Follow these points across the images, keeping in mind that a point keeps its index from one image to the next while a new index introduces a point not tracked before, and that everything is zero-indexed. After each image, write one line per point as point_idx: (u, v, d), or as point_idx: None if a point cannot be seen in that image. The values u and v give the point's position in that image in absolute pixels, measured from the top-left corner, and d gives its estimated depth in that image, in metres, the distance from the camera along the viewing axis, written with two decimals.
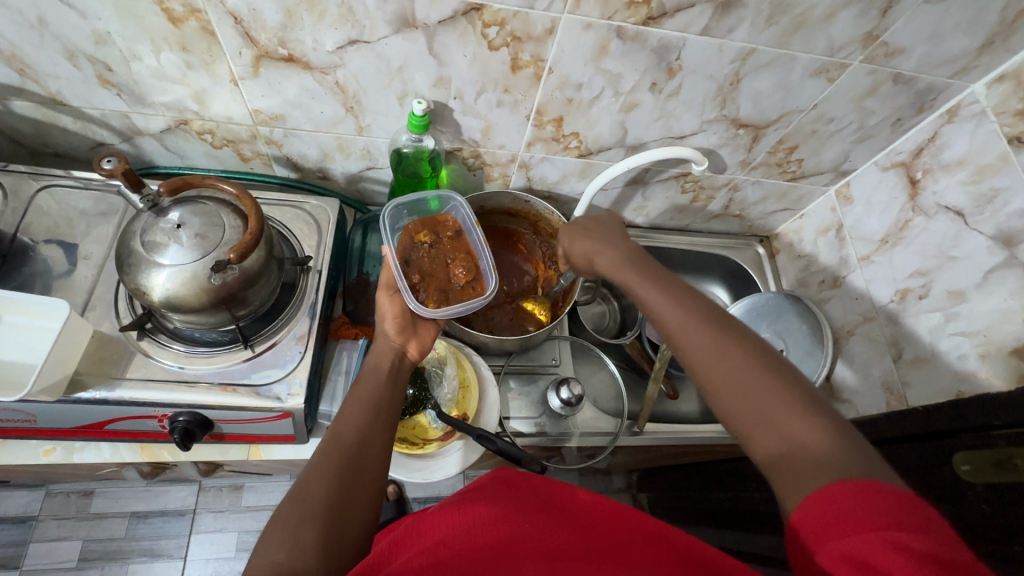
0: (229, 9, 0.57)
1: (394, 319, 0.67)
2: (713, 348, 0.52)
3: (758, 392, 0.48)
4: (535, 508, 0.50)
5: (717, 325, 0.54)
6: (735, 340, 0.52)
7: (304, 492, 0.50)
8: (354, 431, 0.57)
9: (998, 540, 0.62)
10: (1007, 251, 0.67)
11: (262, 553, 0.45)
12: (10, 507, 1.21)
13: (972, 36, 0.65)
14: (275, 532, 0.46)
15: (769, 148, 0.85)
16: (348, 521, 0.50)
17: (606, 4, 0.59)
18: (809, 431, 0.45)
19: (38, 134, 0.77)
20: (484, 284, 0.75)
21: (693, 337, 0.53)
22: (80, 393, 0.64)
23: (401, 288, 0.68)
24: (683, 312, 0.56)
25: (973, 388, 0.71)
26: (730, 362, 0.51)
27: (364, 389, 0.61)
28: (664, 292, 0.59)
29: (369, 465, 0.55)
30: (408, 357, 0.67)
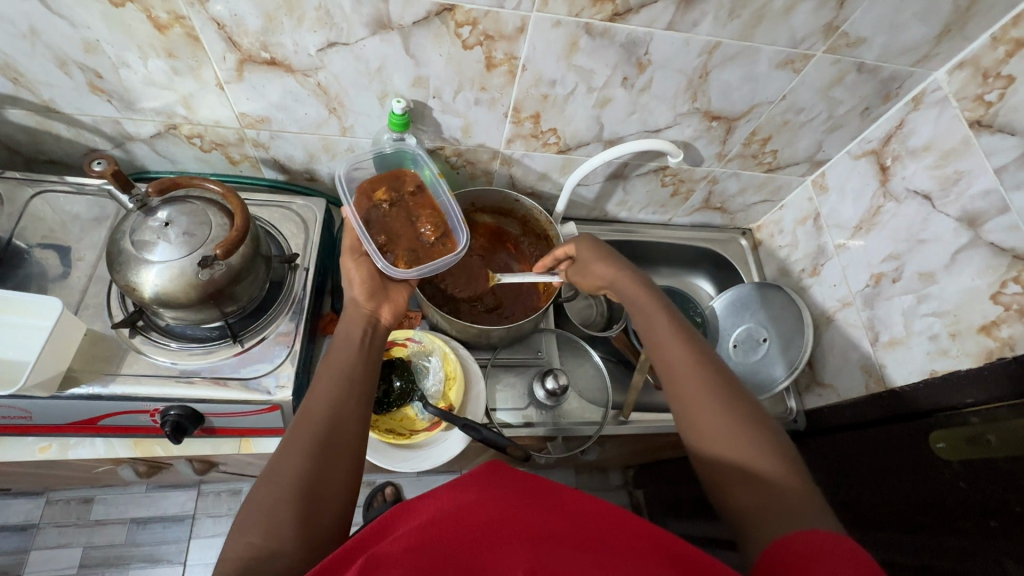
0: (212, 16, 0.60)
1: (361, 285, 0.70)
2: (708, 391, 0.58)
3: (742, 433, 0.54)
4: (521, 492, 0.44)
5: (716, 371, 0.61)
6: (729, 387, 0.59)
7: (275, 477, 0.51)
8: (325, 407, 0.57)
9: (976, 516, 0.63)
10: (972, 232, 0.69)
11: (238, 537, 0.47)
12: (10, 515, 1.22)
13: (929, 24, 0.67)
14: (249, 516, 0.48)
15: (744, 139, 0.87)
16: (323, 499, 0.52)
17: (573, 2, 0.61)
18: (782, 473, 0.51)
19: (32, 141, 0.79)
20: (453, 240, 0.79)
21: (693, 377, 0.60)
22: (73, 389, 0.66)
23: (367, 250, 0.70)
24: (688, 354, 0.63)
25: (945, 366, 0.72)
26: (722, 405, 0.57)
27: (339, 363, 0.62)
28: (675, 333, 0.66)
29: (345, 442, 0.56)
30: (381, 322, 0.70)
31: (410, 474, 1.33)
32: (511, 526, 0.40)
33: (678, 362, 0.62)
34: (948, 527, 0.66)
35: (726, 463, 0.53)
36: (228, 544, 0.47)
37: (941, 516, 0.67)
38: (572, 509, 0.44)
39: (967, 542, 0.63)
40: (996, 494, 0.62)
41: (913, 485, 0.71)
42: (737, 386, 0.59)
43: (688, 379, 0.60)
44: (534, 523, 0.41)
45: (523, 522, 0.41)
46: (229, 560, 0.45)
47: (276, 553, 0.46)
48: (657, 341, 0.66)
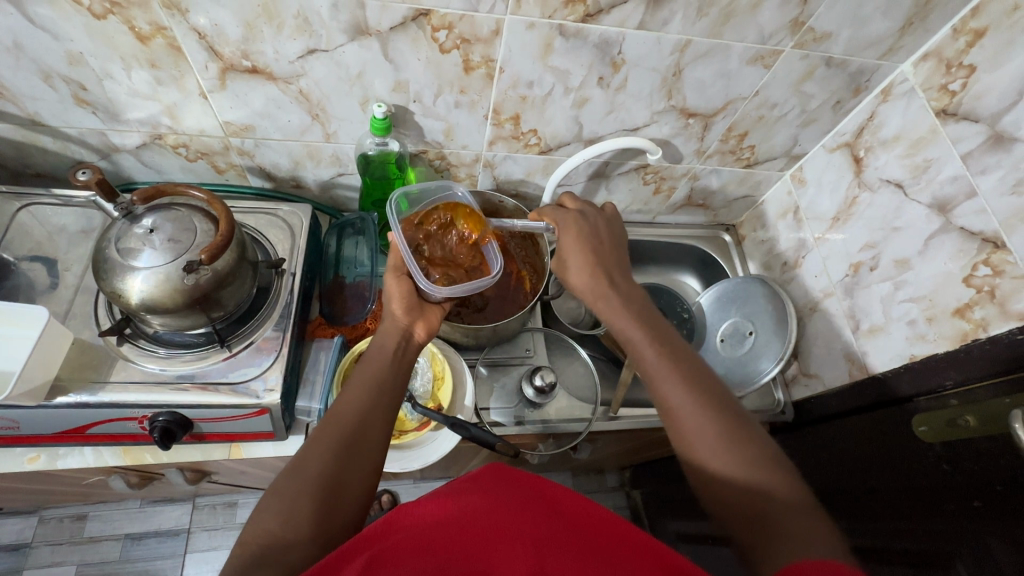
0: (193, 26, 0.62)
1: (401, 299, 0.68)
2: (708, 425, 0.58)
3: (743, 466, 0.55)
4: (522, 495, 0.46)
5: (713, 403, 0.60)
6: (728, 418, 0.58)
7: (301, 469, 0.53)
8: (355, 412, 0.58)
9: (959, 498, 0.64)
10: (943, 217, 0.71)
11: (259, 524, 0.49)
12: (3, 534, 1.22)
13: (892, 18, 0.69)
14: (270, 506, 0.50)
15: (721, 136, 0.89)
16: (342, 500, 0.52)
17: (545, 4, 0.63)
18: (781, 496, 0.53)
19: (19, 155, 0.80)
20: (489, 267, 0.76)
21: (693, 413, 0.59)
22: (61, 397, 0.67)
23: (411, 269, 0.68)
24: (683, 387, 0.61)
25: (924, 350, 0.73)
26: (722, 439, 0.57)
27: (371, 369, 0.63)
28: (669, 362, 0.63)
29: (370, 442, 0.57)
30: (414, 338, 0.68)
31: (405, 480, 1.32)
32: (515, 529, 0.42)
33: (676, 400, 0.60)
34: (934, 511, 0.67)
35: (734, 496, 0.54)
36: (247, 529, 0.49)
37: (927, 498, 0.68)
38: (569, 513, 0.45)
39: (954, 525, 0.64)
40: (976, 475, 0.63)
41: (899, 469, 0.72)
42: (736, 416, 0.59)
43: (687, 416, 0.59)
44: (537, 523, 0.42)
45: (526, 522, 0.42)
46: (246, 544, 0.48)
47: (289, 548, 0.47)
48: (651, 373, 0.64)
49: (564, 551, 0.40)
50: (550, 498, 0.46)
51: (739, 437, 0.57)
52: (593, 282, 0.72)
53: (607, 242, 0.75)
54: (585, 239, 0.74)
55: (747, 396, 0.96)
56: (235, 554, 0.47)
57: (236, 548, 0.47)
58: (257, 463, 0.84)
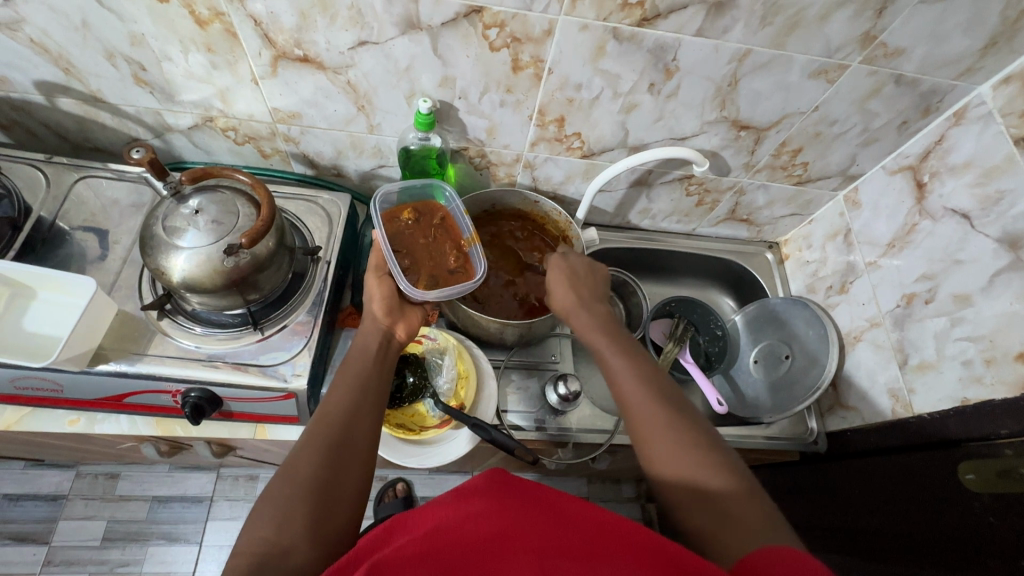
0: (250, 13, 0.62)
1: (382, 300, 0.70)
2: (661, 416, 0.59)
3: (693, 452, 0.56)
4: (527, 499, 0.45)
5: (669, 398, 0.62)
6: (681, 411, 0.60)
7: (291, 474, 0.53)
8: (341, 408, 0.59)
9: (1007, 555, 0.60)
10: (1012, 254, 0.66)
11: (254, 531, 0.48)
12: (43, 485, 1.28)
13: (973, 37, 0.65)
14: (265, 511, 0.49)
15: (773, 150, 0.85)
16: (338, 501, 0.53)
17: (601, 6, 0.61)
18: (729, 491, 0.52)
19: (80, 129, 0.83)
20: (472, 270, 0.78)
21: (647, 409, 0.61)
22: (102, 365, 0.69)
23: (392, 271, 0.70)
24: (641, 385, 0.63)
25: (978, 394, 0.69)
26: (674, 428, 0.58)
27: (352, 371, 0.64)
28: (630, 364, 0.66)
29: (357, 445, 0.57)
30: (395, 338, 0.70)
31: (421, 472, 1.33)
32: (519, 538, 0.40)
33: (635, 397, 0.62)
34: (976, 565, 0.63)
35: (684, 482, 0.54)
36: (240, 540, 0.48)
37: (968, 551, 0.65)
38: (576, 517, 0.44)
39: None
40: None
41: (941, 515, 0.68)
42: (689, 411, 0.61)
43: (641, 407, 0.61)
44: (541, 530, 0.41)
45: (530, 531, 0.41)
46: (243, 553, 0.46)
47: (291, 549, 0.47)
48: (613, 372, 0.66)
49: (575, 559, 0.39)
50: (554, 502, 0.45)
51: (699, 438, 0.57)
52: (568, 298, 0.75)
53: (586, 268, 0.79)
54: (563, 262, 0.78)
55: (778, 422, 0.93)
56: (233, 562, 0.46)
57: (232, 558, 0.46)
58: (280, 445, 0.86)
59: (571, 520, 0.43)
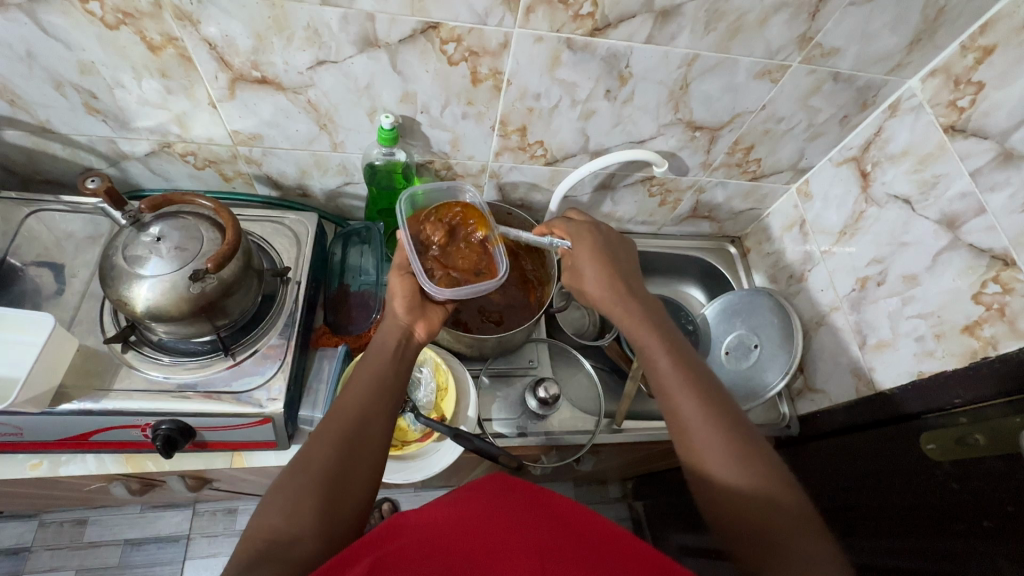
0: (204, 36, 0.62)
1: (403, 299, 0.68)
2: (716, 427, 0.60)
3: (756, 482, 0.56)
4: (525, 502, 0.45)
5: (726, 417, 0.61)
6: (741, 432, 0.60)
7: (305, 462, 0.54)
8: (357, 407, 0.59)
9: (969, 519, 0.64)
10: (951, 234, 0.70)
11: (264, 517, 0.50)
12: (2, 539, 1.21)
13: (900, 34, 0.69)
14: (277, 498, 0.51)
15: (728, 149, 0.89)
16: (346, 494, 0.53)
17: (554, 18, 0.63)
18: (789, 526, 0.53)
19: (28, 161, 0.81)
20: (493, 270, 0.75)
21: (701, 423, 0.60)
22: (65, 404, 0.67)
23: (415, 269, 0.68)
24: (697, 403, 0.62)
25: (932, 367, 0.73)
26: (733, 453, 0.58)
27: (370, 366, 0.63)
28: (683, 375, 0.65)
29: (371, 439, 0.57)
30: (414, 338, 0.69)
31: (406, 489, 1.32)
32: (516, 539, 0.41)
33: (685, 409, 0.62)
34: (944, 530, 0.66)
35: (743, 499, 0.55)
36: (253, 523, 0.50)
37: (936, 519, 0.68)
38: (570, 519, 0.44)
39: (963, 544, 0.63)
40: (984, 495, 0.62)
41: (907, 486, 0.72)
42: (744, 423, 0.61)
43: (693, 416, 0.61)
44: (537, 531, 0.42)
45: (526, 533, 0.42)
46: (254, 539, 0.48)
47: (298, 539, 0.48)
48: (662, 380, 0.65)
49: (567, 558, 0.40)
50: (550, 502, 0.46)
51: (754, 458, 0.58)
52: (609, 291, 0.73)
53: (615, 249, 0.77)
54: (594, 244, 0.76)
55: (752, 409, 0.96)
56: (240, 550, 0.48)
57: (245, 544, 0.48)
58: (258, 472, 0.84)
59: (563, 521, 0.44)
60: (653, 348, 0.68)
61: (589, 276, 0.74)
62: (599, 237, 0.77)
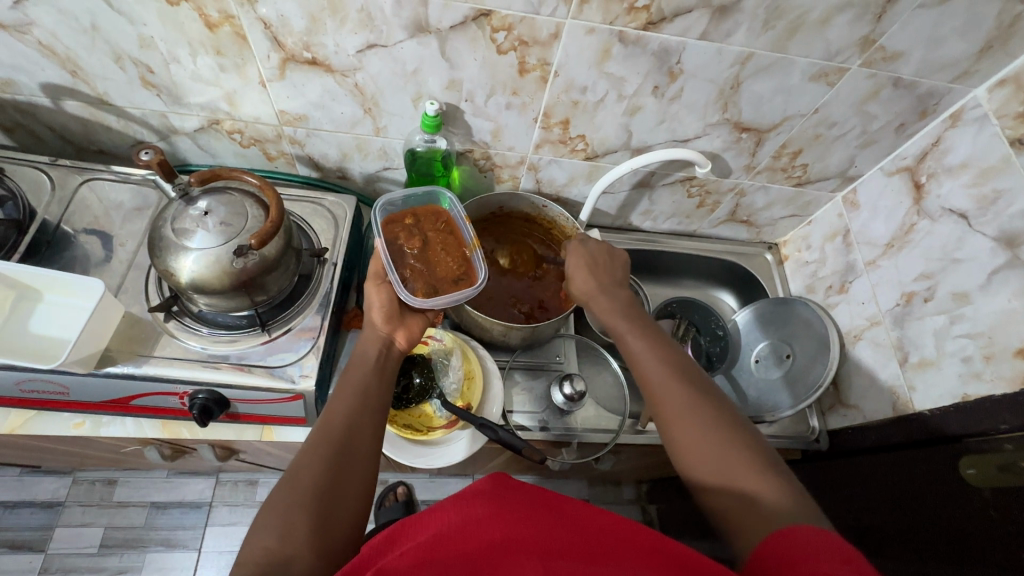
0: (260, 16, 0.63)
1: (381, 308, 0.70)
2: (691, 410, 0.60)
3: (728, 448, 0.56)
4: (529, 503, 0.45)
5: (698, 389, 0.62)
6: (711, 402, 0.61)
7: (292, 482, 0.53)
8: (342, 419, 0.60)
9: (1008, 549, 0.61)
10: (1010, 252, 0.67)
11: (255, 540, 0.48)
12: (40, 491, 1.27)
13: (970, 40, 0.66)
14: (269, 519, 0.50)
15: (774, 152, 0.87)
16: (338, 515, 0.52)
17: (608, 10, 0.62)
18: (767, 484, 0.52)
19: (84, 131, 0.83)
20: (473, 275, 0.77)
21: (674, 395, 0.62)
22: (109, 367, 0.69)
23: (390, 277, 0.70)
24: (673, 377, 0.63)
25: (979, 390, 0.70)
26: (703, 421, 0.58)
27: (354, 377, 0.64)
28: (659, 355, 0.67)
29: (360, 453, 0.58)
30: (395, 346, 0.70)
31: (423, 475, 1.33)
32: (523, 542, 0.40)
33: (662, 385, 0.63)
34: (976, 559, 0.64)
35: (717, 464, 0.55)
36: (243, 549, 0.48)
37: (969, 546, 0.65)
38: (583, 522, 0.44)
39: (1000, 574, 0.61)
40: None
41: (939, 510, 0.70)
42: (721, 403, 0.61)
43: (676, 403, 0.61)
44: (546, 534, 0.41)
45: (530, 534, 0.41)
46: (245, 562, 0.46)
47: (293, 558, 0.47)
48: (639, 360, 0.68)
49: (577, 561, 0.39)
50: (560, 507, 0.46)
51: (724, 424, 0.58)
52: (591, 282, 0.76)
53: (606, 253, 0.80)
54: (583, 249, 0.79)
55: (781, 421, 0.94)
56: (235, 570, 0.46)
57: (235, 566, 0.46)
58: (285, 447, 0.86)
59: (577, 523, 0.44)
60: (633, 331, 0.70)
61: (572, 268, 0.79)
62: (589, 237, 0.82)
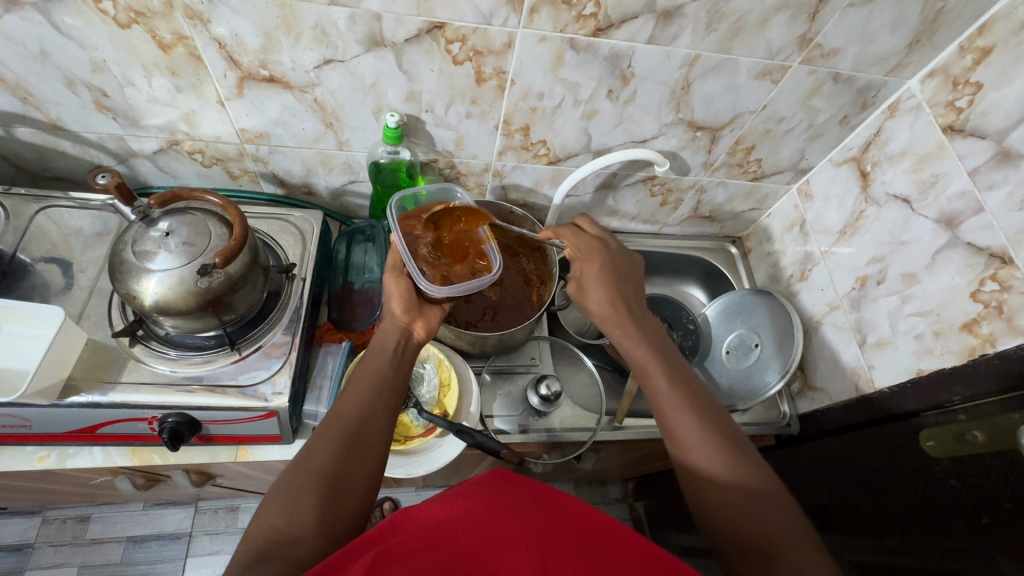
0: (214, 36, 0.63)
1: (400, 299, 0.70)
2: (722, 464, 0.58)
3: (756, 505, 0.55)
4: (527, 500, 0.45)
5: (726, 438, 0.60)
6: (741, 454, 0.59)
7: (304, 463, 0.54)
8: (356, 409, 0.59)
9: (967, 515, 0.64)
10: (950, 232, 0.71)
11: (266, 516, 0.49)
12: (6, 535, 1.22)
13: (899, 35, 0.70)
14: (277, 498, 0.50)
15: (728, 149, 0.90)
16: (348, 493, 0.53)
17: (557, 18, 0.64)
18: (794, 550, 0.51)
19: (39, 158, 0.82)
20: (490, 266, 0.76)
21: (700, 441, 0.60)
22: (73, 397, 0.68)
23: (409, 268, 0.70)
24: (698, 423, 0.61)
25: (931, 364, 0.73)
26: (730, 473, 0.57)
27: (370, 371, 0.64)
28: (683, 396, 0.64)
29: (371, 439, 0.58)
30: (413, 337, 0.70)
31: (408, 488, 1.32)
32: (518, 533, 0.41)
33: (685, 430, 0.61)
34: (941, 526, 0.67)
35: (744, 519, 0.54)
36: (252, 525, 0.49)
37: (935, 515, 0.68)
38: (569, 516, 0.44)
39: (964, 540, 0.64)
40: (985, 491, 0.63)
41: (904, 483, 0.73)
42: (744, 448, 0.60)
43: (702, 460, 0.59)
44: (540, 524, 0.42)
45: (530, 528, 0.42)
46: (254, 539, 0.48)
47: (297, 540, 0.48)
48: (660, 400, 0.65)
49: (568, 556, 0.39)
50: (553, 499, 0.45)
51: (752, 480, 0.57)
52: (610, 311, 0.74)
53: (620, 284, 0.77)
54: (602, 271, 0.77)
55: (753, 408, 0.96)
56: (243, 548, 0.48)
57: (245, 543, 0.48)
58: (262, 467, 0.85)
59: (563, 518, 0.44)
60: (655, 367, 0.68)
61: (585, 295, 0.77)
62: (606, 258, 0.78)
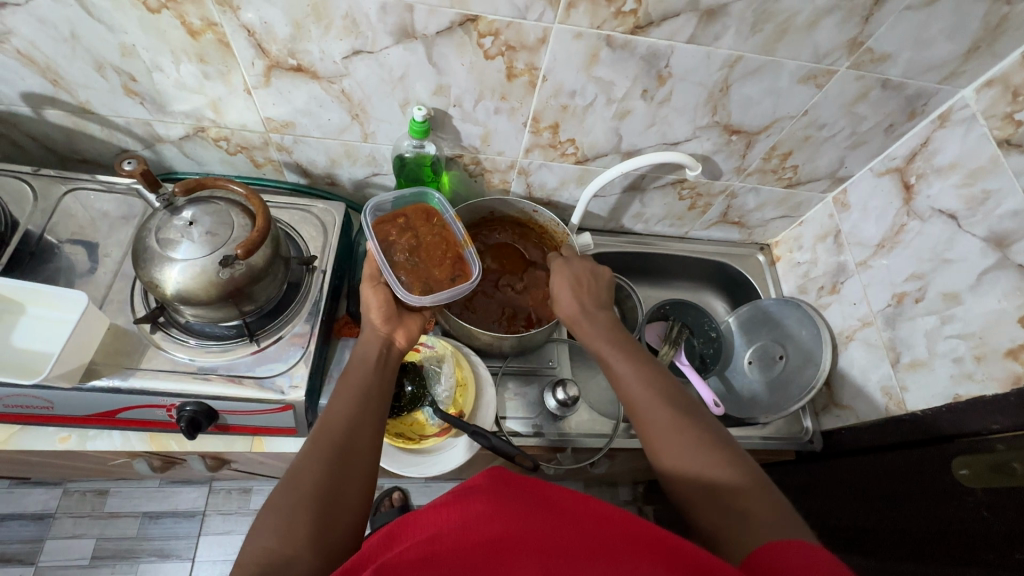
0: (243, 23, 0.62)
1: (379, 309, 0.69)
2: (676, 426, 0.59)
3: (712, 458, 0.56)
4: (527, 501, 0.44)
5: (679, 403, 0.62)
6: (692, 416, 0.60)
7: (294, 482, 0.53)
8: (343, 421, 0.59)
9: (1000, 549, 0.61)
10: (999, 252, 0.68)
11: (258, 540, 0.48)
12: (28, 504, 1.25)
13: (957, 42, 0.66)
14: (269, 520, 0.49)
15: (763, 154, 0.87)
16: (341, 508, 0.52)
17: (595, 14, 0.62)
18: (751, 495, 0.52)
19: (67, 140, 0.82)
20: (468, 271, 0.77)
21: (656, 408, 0.62)
22: (94, 381, 0.68)
23: (387, 277, 0.70)
24: (655, 393, 0.63)
25: (970, 391, 0.70)
26: (685, 433, 0.58)
27: (354, 380, 0.64)
28: (641, 371, 0.66)
29: (360, 451, 0.57)
30: (395, 346, 0.70)
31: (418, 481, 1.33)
32: (517, 539, 0.39)
33: (643, 400, 0.63)
34: (971, 559, 0.64)
35: (704, 475, 0.55)
36: (245, 547, 0.48)
37: (964, 546, 0.65)
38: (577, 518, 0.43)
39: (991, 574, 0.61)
40: (1018, 526, 0.60)
41: (932, 510, 0.70)
42: (696, 407, 0.62)
43: (657, 429, 0.60)
44: (541, 530, 0.41)
45: (531, 529, 0.40)
46: (247, 561, 0.46)
47: (293, 558, 0.46)
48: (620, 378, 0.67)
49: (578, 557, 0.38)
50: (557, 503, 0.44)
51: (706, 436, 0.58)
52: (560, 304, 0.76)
53: (588, 275, 0.79)
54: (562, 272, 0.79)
55: (774, 422, 0.94)
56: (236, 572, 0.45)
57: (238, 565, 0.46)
58: (277, 457, 0.85)
59: (570, 519, 0.43)
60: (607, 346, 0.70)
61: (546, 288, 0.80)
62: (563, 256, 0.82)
